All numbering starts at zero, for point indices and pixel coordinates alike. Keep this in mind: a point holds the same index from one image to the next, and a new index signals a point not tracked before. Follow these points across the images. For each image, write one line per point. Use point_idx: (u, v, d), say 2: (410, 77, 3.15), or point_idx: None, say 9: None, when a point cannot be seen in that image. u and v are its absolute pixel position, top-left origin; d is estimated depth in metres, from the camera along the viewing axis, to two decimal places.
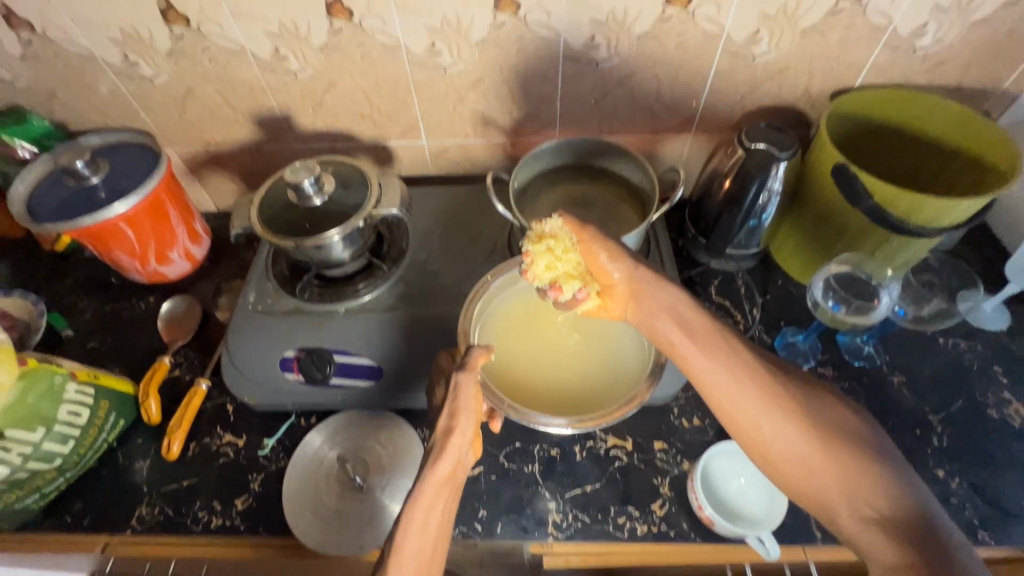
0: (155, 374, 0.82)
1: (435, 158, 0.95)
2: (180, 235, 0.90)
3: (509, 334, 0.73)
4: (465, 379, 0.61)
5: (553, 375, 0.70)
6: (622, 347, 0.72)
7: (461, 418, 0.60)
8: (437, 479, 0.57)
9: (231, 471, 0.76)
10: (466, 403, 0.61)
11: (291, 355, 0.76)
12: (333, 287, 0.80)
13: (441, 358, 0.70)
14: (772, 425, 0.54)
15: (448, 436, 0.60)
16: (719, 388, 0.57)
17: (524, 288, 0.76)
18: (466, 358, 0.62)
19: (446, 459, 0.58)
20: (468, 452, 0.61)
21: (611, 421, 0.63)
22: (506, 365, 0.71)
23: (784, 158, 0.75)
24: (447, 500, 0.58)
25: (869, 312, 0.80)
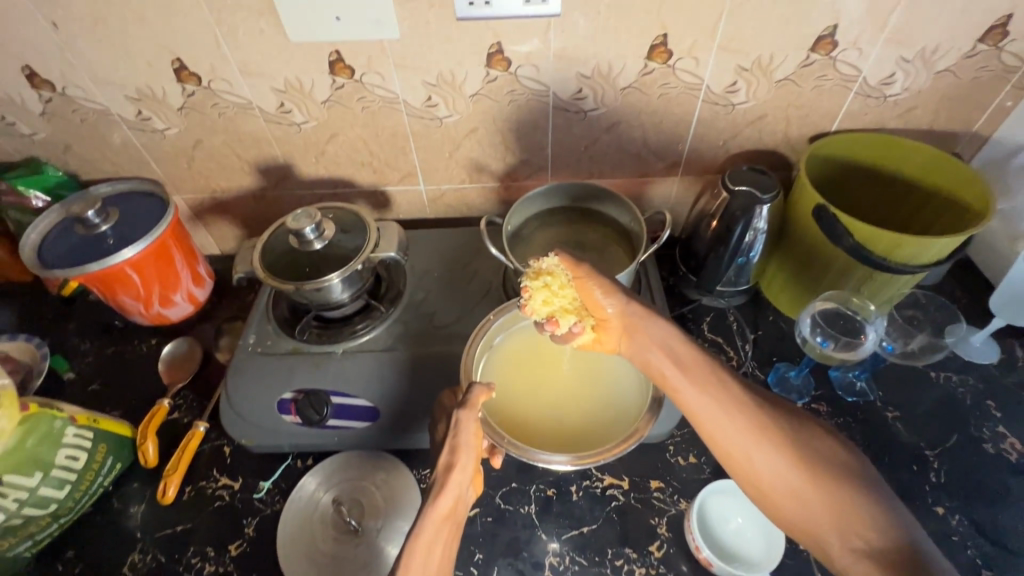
0: (154, 416, 0.82)
1: (433, 202, 0.99)
2: (184, 279, 0.93)
3: (508, 374, 0.73)
4: (465, 416, 0.61)
5: (552, 412, 0.70)
6: (621, 385, 0.72)
7: (462, 454, 0.60)
8: (439, 515, 0.57)
9: (226, 515, 0.76)
10: (466, 440, 0.61)
11: (289, 396, 0.77)
12: (331, 328, 0.82)
13: (443, 395, 0.70)
14: (765, 460, 0.54)
15: (448, 472, 0.60)
16: (712, 422, 0.57)
17: (523, 328, 0.77)
18: (466, 396, 0.62)
19: (447, 494, 0.58)
20: (468, 488, 0.61)
21: (612, 455, 0.62)
22: (506, 402, 0.70)
23: (767, 200, 0.79)
24: (446, 538, 0.58)
25: (857, 348, 0.79)
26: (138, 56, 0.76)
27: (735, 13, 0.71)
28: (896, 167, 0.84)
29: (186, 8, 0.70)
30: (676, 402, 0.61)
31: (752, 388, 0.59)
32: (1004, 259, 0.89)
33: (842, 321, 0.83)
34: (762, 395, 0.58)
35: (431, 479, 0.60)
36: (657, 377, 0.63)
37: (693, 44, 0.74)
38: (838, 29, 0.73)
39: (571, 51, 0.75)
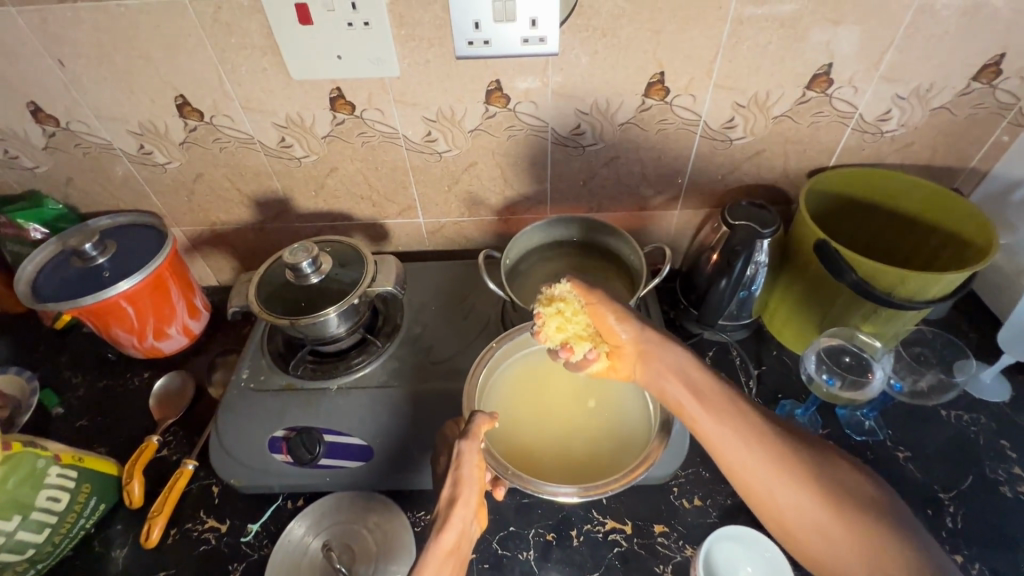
0: (142, 454, 0.80)
1: (431, 235, 0.98)
2: (179, 311, 0.92)
3: (513, 403, 0.71)
4: (467, 447, 0.59)
5: (557, 442, 0.67)
6: (628, 413, 0.70)
7: (464, 486, 0.58)
8: (442, 551, 0.55)
9: (211, 560, 0.73)
10: (469, 473, 0.59)
11: (280, 435, 0.74)
12: (325, 364, 0.80)
13: (448, 425, 0.67)
14: (790, 496, 0.51)
15: (450, 506, 0.58)
16: (732, 453, 0.54)
17: (527, 357, 0.75)
18: (469, 426, 0.60)
19: (450, 529, 0.56)
20: (472, 523, 0.59)
21: (618, 486, 0.59)
22: (510, 432, 0.68)
23: (767, 235, 0.78)
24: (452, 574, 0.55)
25: (863, 388, 0.78)
26: (142, 93, 0.77)
27: (731, 52, 0.72)
28: (894, 201, 0.84)
29: (191, 47, 0.72)
30: (694, 432, 0.58)
31: (772, 418, 0.56)
32: (1010, 293, 0.88)
33: (850, 358, 0.82)
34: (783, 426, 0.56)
35: (432, 512, 0.58)
36: (674, 405, 0.61)
37: (690, 82, 0.75)
38: (834, 67, 0.74)
39: (569, 88, 0.76)
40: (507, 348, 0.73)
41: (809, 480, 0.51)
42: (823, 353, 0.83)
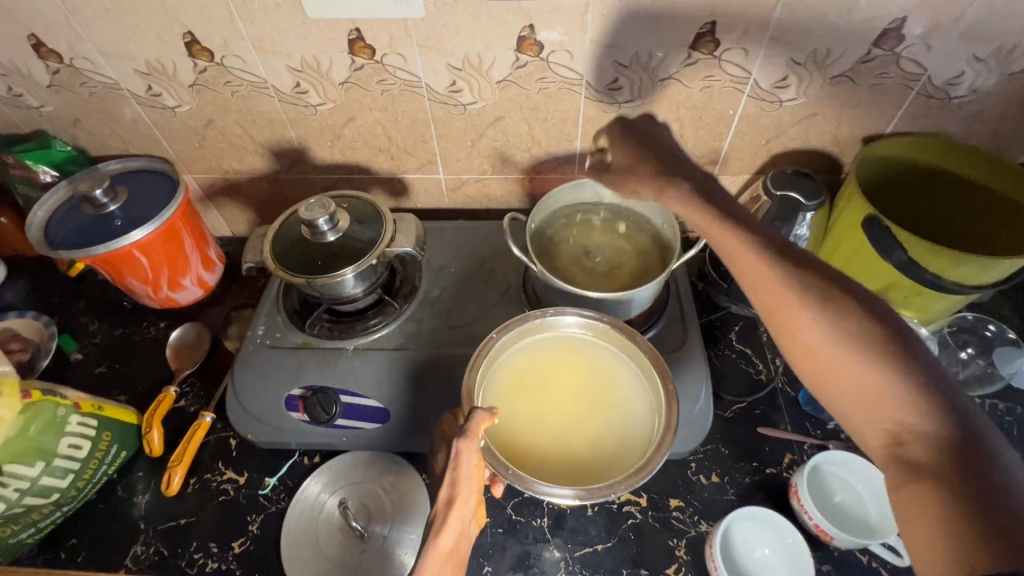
0: (161, 404, 0.80)
1: (451, 192, 0.94)
2: (194, 262, 0.90)
3: (510, 394, 0.65)
4: (465, 447, 0.53)
5: (554, 438, 0.62)
6: (630, 414, 0.63)
7: (462, 487, 0.53)
8: (441, 553, 0.51)
9: (230, 510, 0.74)
10: (467, 472, 0.54)
11: (297, 394, 0.74)
12: (342, 323, 0.79)
13: (443, 420, 0.62)
14: (812, 333, 0.49)
15: (448, 507, 0.53)
16: (759, 282, 0.52)
17: (527, 347, 0.68)
18: (466, 424, 0.54)
19: (449, 531, 0.52)
20: (471, 523, 0.55)
21: (623, 489, 0.53)
22: (504, 430, 0.62)
23: (811, 209, 0.74)
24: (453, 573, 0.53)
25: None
26: (148, 28, 0.72)
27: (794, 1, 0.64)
28: (958, 176, 0.77)
29: None
30: (727, 259, 0.54)
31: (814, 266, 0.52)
32: None
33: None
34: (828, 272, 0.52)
35: (431, 511, 0.54)
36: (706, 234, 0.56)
37: (743, 34, 0.68)
38: (907, 21, 0.66)
39: (609, 36, 0.69)
40: (506, 337, 0.65)
41: (833, 318, 0.48)
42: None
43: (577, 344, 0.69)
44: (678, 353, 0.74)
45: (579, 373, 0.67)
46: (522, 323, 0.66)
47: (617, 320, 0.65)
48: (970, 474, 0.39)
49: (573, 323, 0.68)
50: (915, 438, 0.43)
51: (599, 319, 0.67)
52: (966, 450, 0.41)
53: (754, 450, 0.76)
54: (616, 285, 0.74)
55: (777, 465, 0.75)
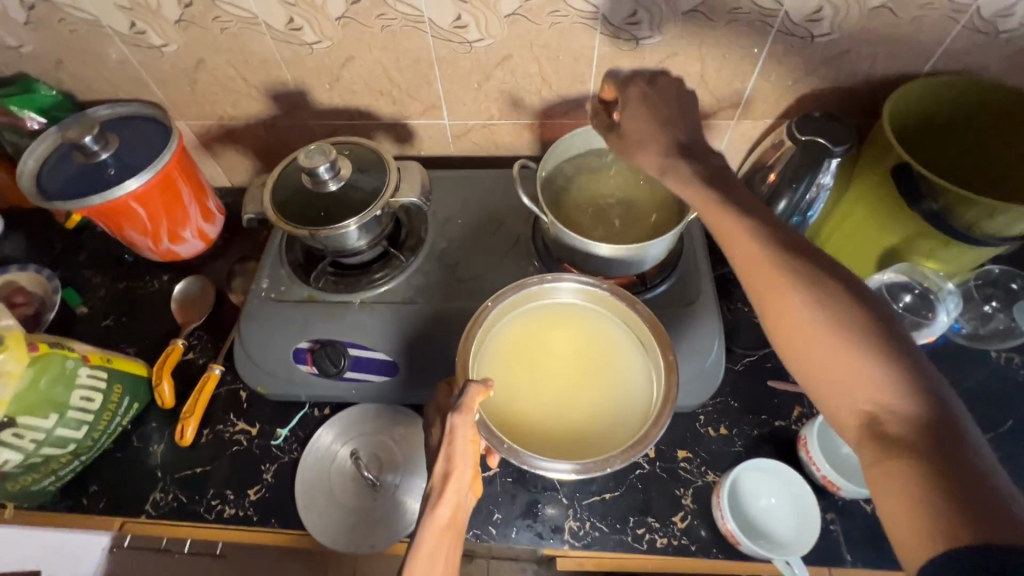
0: (169, 357, 0.81)
1: (457, 139, 0.90)
2: (193, 214, 0.87)
3: (507, 361, 0.63)
4: (460, 422, 0.52)
5: (550, 407, 0.61)
6: (629, 383, 0.62)
7: (458, 461, 0.52)
8: (437, 525, 0.50)
9: (244, 459, 0.76)
10: (464, 445, 0.53)
11: (305, 346, 0.73)
12: (347, 276, 0.77)
13: (437, 392, 0.60)
14: (797, 314, 0.46)
15: (444, 482, 0.52)
16: (746, 257, 0.50)
17: (524, 313, 0.66)
18: (461, 397, 0.53)
19: (446, 503, 0.51)
20: (469, 494, 0.53)
21: (619, 464, 0.53)
22: (500, 399, 0.61)
23: (838, 153, 0.70)
24: (453, 546, 0.51)
25: (928, 329, 0.74)
26: None
27: None
28: (1009, 116, 0.71)
29: None
30: (721, 237, 0.52)
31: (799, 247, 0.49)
32: None
33: (912, 297, 0.77)
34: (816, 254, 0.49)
35: (427, 485, 0.53)
36: (704, 215, 0.54)
37: None
38: None
39: None
40: (501, 305, 0.64)
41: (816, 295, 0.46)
42: (884, 292, 0.78)
43: (575, 311, 0.67)
44: (691, 307, 0.72)
45: (577, 341, 0.65)
46: (519, 289, 0.64)
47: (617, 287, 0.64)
48: (950, 462, 0.37)
49: (570, 291, 0.66)
50: (894, 422, 0.40)
51: (598, 286, 0.65)
52: (940, 434, 0.38)
53: (764, 404, 0.76)
54: (627, 238, 0.71)
55: (787, 418, 0.75)
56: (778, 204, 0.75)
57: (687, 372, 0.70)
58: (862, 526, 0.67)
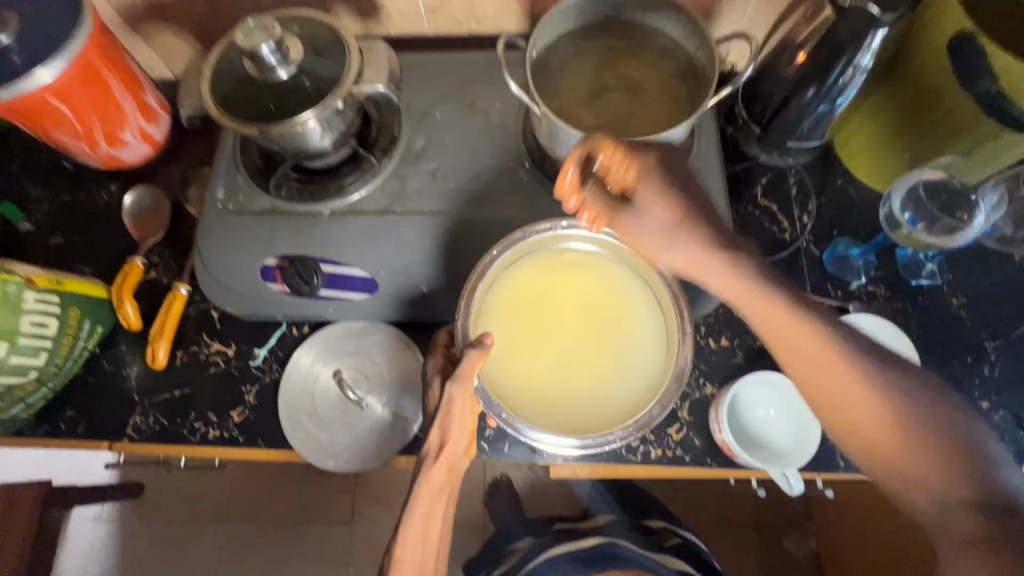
0: (128, 276, 0.74)
1: (432, 14, 0.76)
2: (130, 112, 0.75)
3: (514, 313, 0.63)
4: (457, 393, 0.56)
5: (557, 369, 0.61)
6: (642, 345, 0.62)
7: (452, 433, 0.57)
8: (433, 485, 0.57)
9: (224, 381, 0.72)
10: (460, 410, 0.56)
11: (272, 263, 0.67)
12: (314, 183, 0.68)
13: (434, 348, 0.62)
14: (857, 404, 0.48)
15: (439, 449, 0.57)
16: (778, 326, 0.51)
17: (537, 261, 0.64)
18: (459, 369, 0.55)
19: (440, 467, 0.57)
20: (462, 454, 0.60)
21: (619, 436, 0.57)
22: (499, 369, 0.61)
23: (886, 25, 0.57)
24: (445, 501, 0.59)
25: (961, 234, 0.69)
26: None
27: None
28: None
29: None
30: (767, 326, 0.51)
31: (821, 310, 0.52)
32: None
33: (948, 195, 0.71)
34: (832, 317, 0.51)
35: (423, 447, 0.58)
36: (752, 308, 0.52)
37: None
38: None
39: None
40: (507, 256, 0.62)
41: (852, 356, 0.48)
42: (918, 193, 0.71)
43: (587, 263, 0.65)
44: None
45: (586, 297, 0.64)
46: (508, 247, 0.61)
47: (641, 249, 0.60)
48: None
49: (586, 241, 0.64)
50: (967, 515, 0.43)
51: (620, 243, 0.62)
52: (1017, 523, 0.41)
53: None
54: (632, 131, 0.61)
55: None
56: (805, 93, 0.66)
57: (690, 283, 0.65)
58: None
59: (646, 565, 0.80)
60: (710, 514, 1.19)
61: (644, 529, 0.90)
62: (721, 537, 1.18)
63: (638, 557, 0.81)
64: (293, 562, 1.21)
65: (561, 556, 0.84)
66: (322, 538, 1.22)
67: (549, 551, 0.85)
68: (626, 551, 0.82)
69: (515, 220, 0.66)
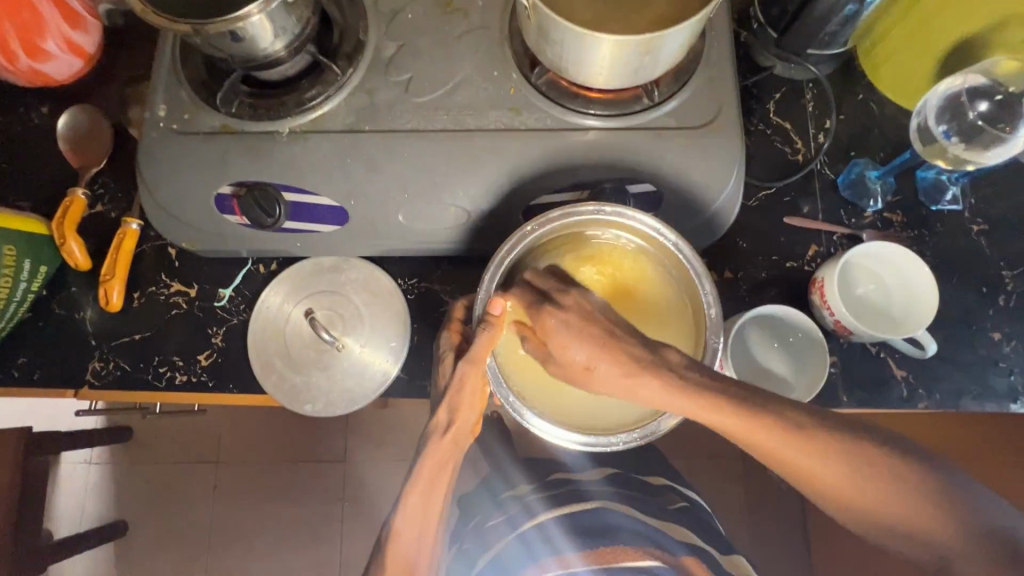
0: (70, 209, 0.66)
1: None
2: (48, 14, 0.64)
3: None
4: (469, 371, 0.54)
5: None
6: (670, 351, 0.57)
7: (462, 412, 0.55)
8: (433, 465, 0.55)
9: (187, 323, 0.67)
10: (472, 391, 0.55)
11: (227, 192, 0.59)
12: (269, 98, 0.59)
13: (447, 329, 0.59)
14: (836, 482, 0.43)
15: (447, 426, 0.55)
16: (740, 427, 0.44)
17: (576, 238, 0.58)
18: (471, 348, 0.53)
19: (443, 445, 0.55)
20: (469, 438, 0.57)
21: (624, 443, 0.53)
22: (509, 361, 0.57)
23: None
24: (447, 480, 0.56)
25: (1003, 144, 0.61)
26: None
27: None
28: None
29: None
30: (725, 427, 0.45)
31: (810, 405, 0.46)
32: None
33: (989, 104, 0.63)
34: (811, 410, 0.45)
35: (431, 423, 0.56)
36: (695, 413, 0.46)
37: None
38: None
39: None
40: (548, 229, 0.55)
41: (821, 443, 0.43)
42: (960, 99, 0.63)
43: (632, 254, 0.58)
44: (711, 126, 0.57)
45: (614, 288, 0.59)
46: (544, 226, 0.54)
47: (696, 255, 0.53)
48: None
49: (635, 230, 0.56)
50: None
51: (677, 247, 0.54)
52: None
53: (776, 242, 0.67)
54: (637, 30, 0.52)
55: (800, 259, 0.66)
56: None
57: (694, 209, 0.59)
58: (864, 367, 0.63)
59: (658, 543, 0.55)
60: (698, 445, 1.20)
61: (641, 481, 0.69)
62: (709, 467, 1.19)
63: (649, 535, 0.56)
64: (285, 500, 1.21)
65: (548, 526, 0.58)
66: (312, 477, 1.22)
67: (525, 525, 0.60)
68: (624, 519, 0.57)
69: (500, 138, 0.57)
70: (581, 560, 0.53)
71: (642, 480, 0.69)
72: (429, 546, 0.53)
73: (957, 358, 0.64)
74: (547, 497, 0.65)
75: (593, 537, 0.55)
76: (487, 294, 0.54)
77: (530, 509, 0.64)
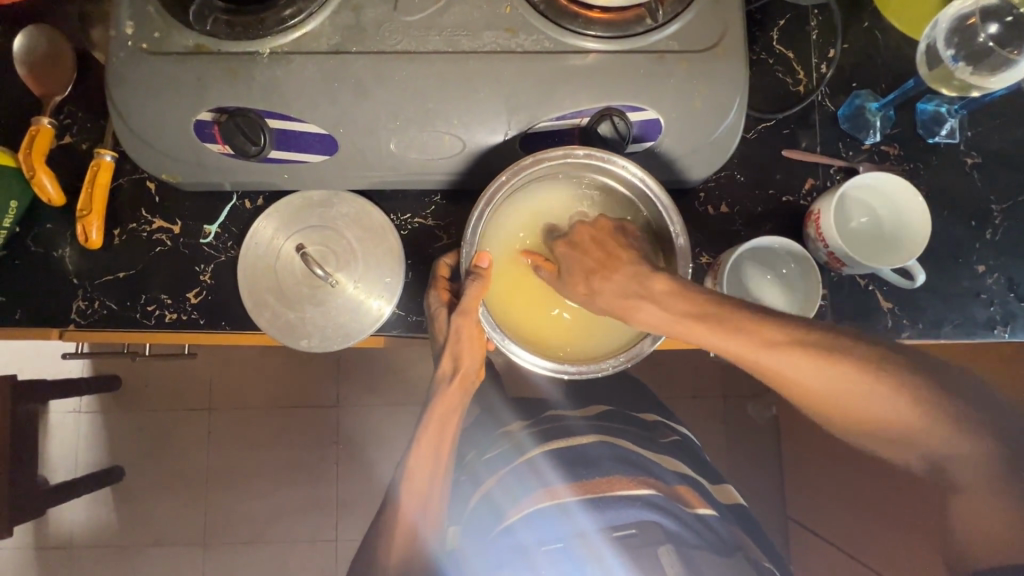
0: (36, 140, 0.62)
1: None
2: None
3: (514, 237, 0.61)
4: (462, 322, 0.57)
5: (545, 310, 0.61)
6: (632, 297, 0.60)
7: (466, 358, 0.60)
8: (445, 400, 0.60)
9: (173, 260, 0.65)
10: (468, 339, 0.59)
11: (208, 120, 0.56)
12: (246, 14, 0.55)
13: (434, 288, 0.62)
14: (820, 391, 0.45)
15: (454, 373, 0.60)
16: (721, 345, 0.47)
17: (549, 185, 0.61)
18: (461, 301, 0.55)
19: (454, 387, 0.60)
20: (475, 378, 0.62)
21: (607, 368, 0.54)
22: (502, 309, 0.60)
23: None
24: (458, 418, 0.61)
25: (1011, 66, 0.58)
26: None
27: None
28: None
29: None
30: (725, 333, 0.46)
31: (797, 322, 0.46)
32: None
33: (997, 28, 0.60)
34: (858, 362, 0.43)
35: (439, 371, 0.60)
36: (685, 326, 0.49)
37: None
38: None
39: None
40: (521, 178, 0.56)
41: (804, 359, 0.44)
42: (972, 20, 0.61)
43: (606, 195, 0.61)
44: (716, 51, 0.55)
45: None
46: (515, 175, 0.55)
47: (661, 187, 0.54)
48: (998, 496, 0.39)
49: (609, 175, 0.58)
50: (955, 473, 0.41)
51: (643, 182, 0.55)
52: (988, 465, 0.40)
53: (773, 176, 0.66)
54: None
55: (796, 194, 0.66)
56: None
57: (694, 139, 0.57)
58: (851, 300, 0.65)
59: (651, 471, 0.58)
60: (683, 385, 1.24)
61: (634, 417, 0.70)
62: (692, 405, 1.23)
63: (641, 463, 0.59)
64: (280, 441, 1.23)
65: (537, 461, 0.61)
66: (307, 420, 1.24)
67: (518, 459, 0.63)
68: (613, 451, 0.60)
69: (497, 61, 0.54)
70: (570, 490, 0.56)
71: (634, 415, 0.71)
72: (436, 489, 0.58)
73: (942, 290, 0.65)
74: (537, 434, 0.66)
75: (583, 468, 0.58)
76: (471, 252, 0.56)
77: (520, 446, 0.65)
